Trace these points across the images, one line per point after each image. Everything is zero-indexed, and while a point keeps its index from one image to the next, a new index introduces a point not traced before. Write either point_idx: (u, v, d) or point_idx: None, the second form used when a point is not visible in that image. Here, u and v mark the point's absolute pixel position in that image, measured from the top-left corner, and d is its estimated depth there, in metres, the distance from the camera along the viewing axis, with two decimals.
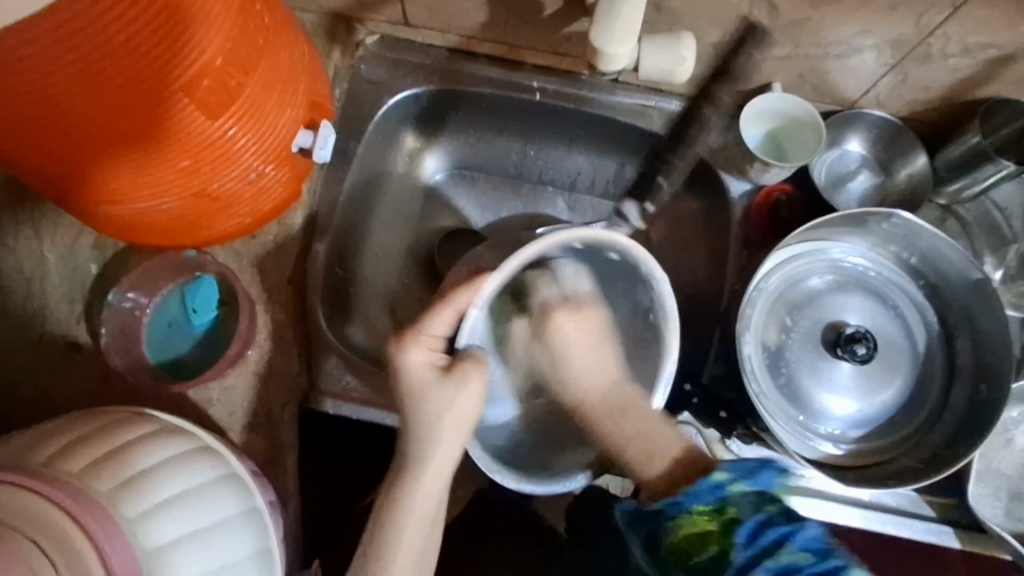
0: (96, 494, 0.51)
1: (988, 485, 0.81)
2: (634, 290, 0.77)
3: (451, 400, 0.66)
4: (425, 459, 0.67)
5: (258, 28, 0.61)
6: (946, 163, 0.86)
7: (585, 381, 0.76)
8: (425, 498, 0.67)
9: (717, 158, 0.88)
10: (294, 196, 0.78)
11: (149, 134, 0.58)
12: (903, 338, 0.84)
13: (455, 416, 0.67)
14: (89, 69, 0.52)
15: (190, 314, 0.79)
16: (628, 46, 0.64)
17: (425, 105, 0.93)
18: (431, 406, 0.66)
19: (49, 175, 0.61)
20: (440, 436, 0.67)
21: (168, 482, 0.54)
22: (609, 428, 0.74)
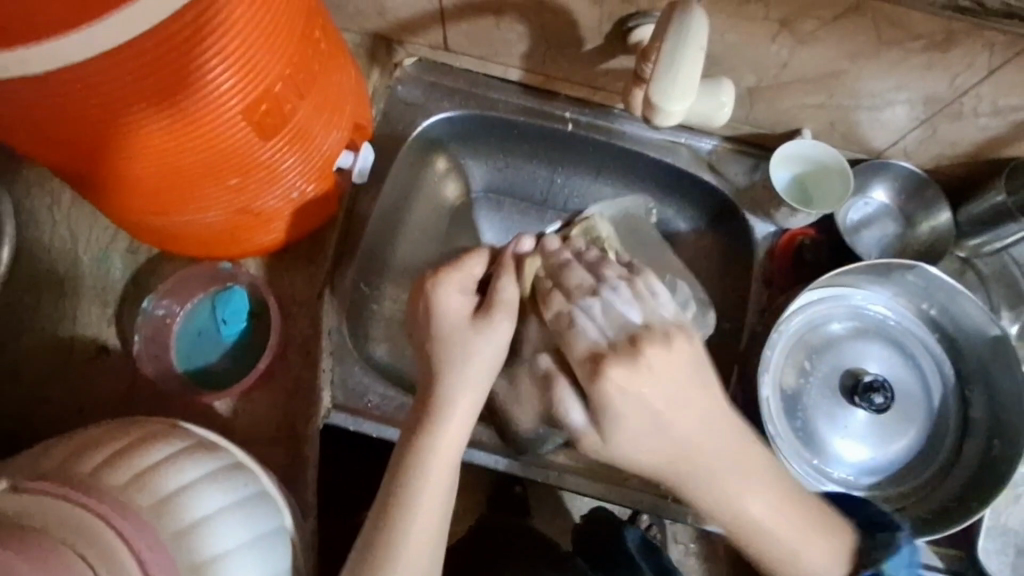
0: (139, 509, 0.52)
1: (1000, 541, 0.81)
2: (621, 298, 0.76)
3: (481, 334, 0.67)
4: (455, 401, 0.66)
5: (317, 55, 0.63)
6: (969, 218, 0.88)
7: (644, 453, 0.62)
8: (442, 458, 0.65)
9: (743, 198, 0.90)
10: (327, 214, 0.79)
11: (204, 155, 0.60)
12: (920, 388, 0.84)
13: (472, 361, 0.66)
14: (157, 94, 0.54)
15: (220, 325, 0.78)
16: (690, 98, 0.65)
17: (458, 128, 0.95)
18: (468, 343, 0.67)
19: (104, 192, 0.63)
20: (467, 365, 0.66)
21: (209, 497, 0.55)
22: (718, 484, 0.63)
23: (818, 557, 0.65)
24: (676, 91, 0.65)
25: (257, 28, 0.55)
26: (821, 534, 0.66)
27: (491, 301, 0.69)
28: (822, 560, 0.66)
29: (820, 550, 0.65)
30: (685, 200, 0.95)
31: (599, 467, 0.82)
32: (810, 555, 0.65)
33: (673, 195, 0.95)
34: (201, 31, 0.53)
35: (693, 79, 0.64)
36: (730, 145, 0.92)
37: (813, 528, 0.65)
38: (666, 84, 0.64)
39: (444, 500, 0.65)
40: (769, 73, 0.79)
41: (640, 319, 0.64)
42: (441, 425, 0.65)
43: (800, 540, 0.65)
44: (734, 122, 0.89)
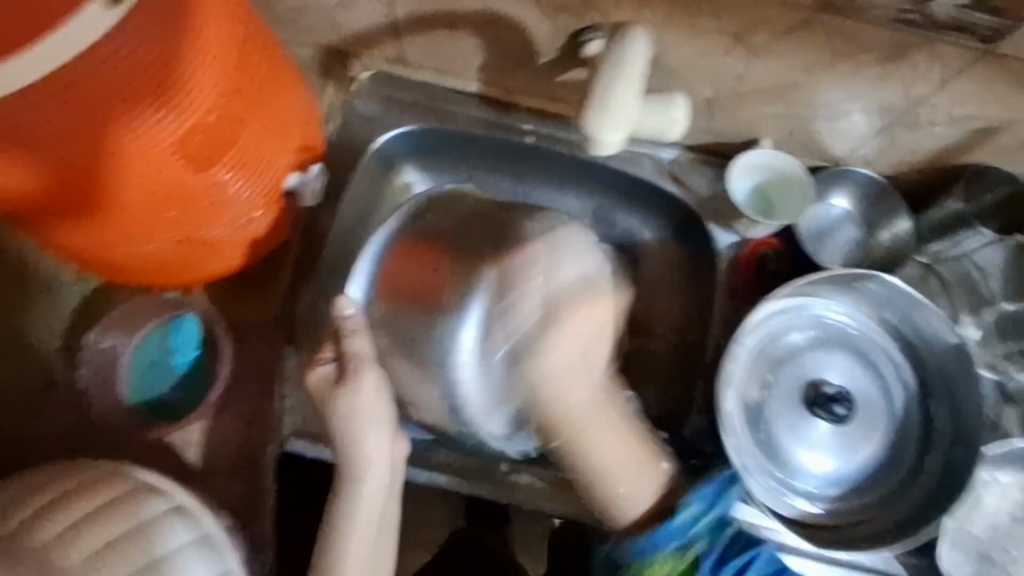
0: (63, 565, 0.55)
1: (962, 549, 0.80)
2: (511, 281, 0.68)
3: (356, 408, 0.65)
4: (364, 465, 0.67)
5: (259, 82, 0.63)
6: (930, 225, 0.89)
7: (567, 392, 0.69)
8: (369, 505, 0.67)
9: (705, 208, 0.89)
10: (280, 240, 0.78)
11: (141, 187, 0.60)
12: (883, 397, 0.84)
13: (365, 428, 0.66)
14: (97, 129, 0.56)
15: (171, 354, 0.76)
16: (630, 107, 0.66)
17: (415, 142, 0.93)
18: (361, 408, 0.65)
19: (53, 230, 0.63)
20: (360, 434, 0.66)
21: (141, 551, 0.57)
22: (600, 443, 0.73)
23: (636, 488, 0.76)
24: (619, 97, 0.65)
25: (189, 59, 0.57)
26: (626, 453, 0.75)
27: (353, 369, 0.65)
28: (635, 479, 0.76)
29: (634, 485, 0.76)
30: (649, 210, 0.94)
31: (566, 484, 0.81)
32: (628, 484, 0.76)
33: (636, 205, 0.94)
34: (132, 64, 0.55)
35: (632, 87, 0.65)
36: (694, 155, 0.91)
37: (631, 460, 0.76)
38: (604, 117, 0.66)
39: (373, 542, 0.69)
40: (726, 85, 0.78)
41: (552, 307, 0.67)
42: (353, 486, 0.66)
43: (620, 465, 0.75)
44: (695, 132, 0.89)
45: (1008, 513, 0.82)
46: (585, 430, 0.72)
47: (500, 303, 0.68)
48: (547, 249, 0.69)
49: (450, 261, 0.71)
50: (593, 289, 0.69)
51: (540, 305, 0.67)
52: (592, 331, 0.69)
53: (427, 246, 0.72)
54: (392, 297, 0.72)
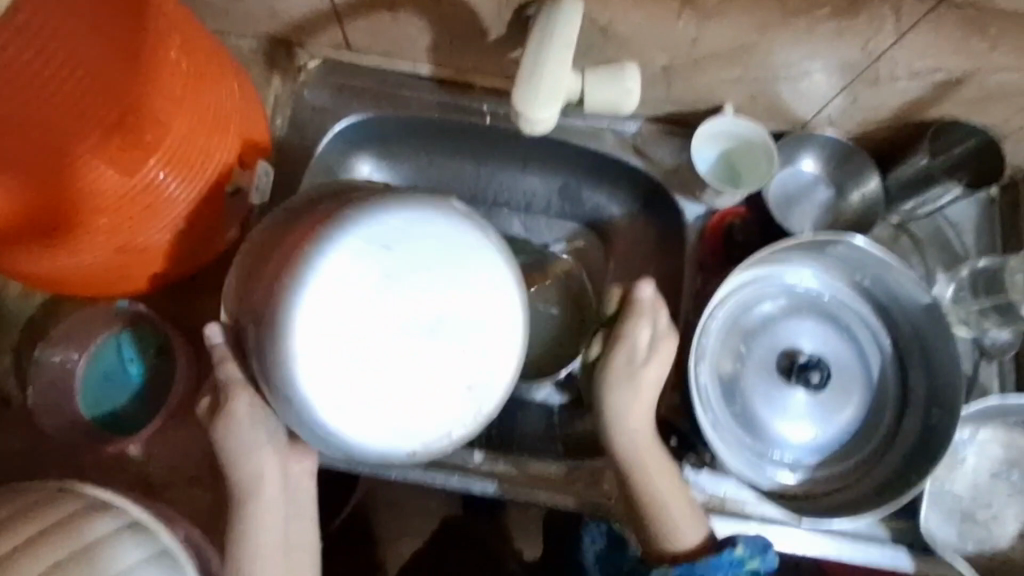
0: None
1: (944, 511, 0.81)
2: (359, 266, 0.59)
3: (241, 429, 0.65)
4: (256, 486, 0.66)
5: (186, 81, 0.62)
6: (898, 182, 0.86)
7: (633, 414, 0.73)
8: (269, 528, 0.66)
9: (671, 180, 0.87)
10: (230, 238, 0.75)
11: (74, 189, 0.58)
12: (858, 363, 0.83)
13: (252, 451, 0.66)
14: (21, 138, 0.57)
15: (127, 364, 0.74)
16: (563, 74, 0.64)
17: (369, 130, 0.90)
18: (242, 432, 0.65)
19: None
20: (246, 456, 0.66)
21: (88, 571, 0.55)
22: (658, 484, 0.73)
23: (686, 525, 0.73)
24: (550, 64, 0.63)
25: (107, 65, 0.58)
26: (672, 486, 0.73)
27: (226, 395, 0.65)
28: (687, 515, 0.73)
29: (685, 518, 0.73)
30: (615, 186, 0.92)
31: (544, 473, 0.80)
32: (679, 520, 0.73)
33: (601, 181, 0.92)
34: (54, 75, 0.57)
35: (564, 48, 0.63)
36: (654, 127, 0.89)
37: (681, 498, 0.73)
38: (531, 94, 0.63)
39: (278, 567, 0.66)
40: (681, 51, 0.75)
41: (406, 291, 0.60)
42: (246, 509, 0.66)
43: (668, 496, 0.73)
44: (655, 102, 0.86)
45: (989, 471, 0.82)
46: (632, 404, 0.73)
47: (349, 291, 0.59)
48: (381, 213, 0.60)
49: (291, 249, 0.59)
50: (442, 240, 0.61)
51: (388, 280, 0.59)
52: (449, 284, 0.61)
53: (291, 232, 0.61)
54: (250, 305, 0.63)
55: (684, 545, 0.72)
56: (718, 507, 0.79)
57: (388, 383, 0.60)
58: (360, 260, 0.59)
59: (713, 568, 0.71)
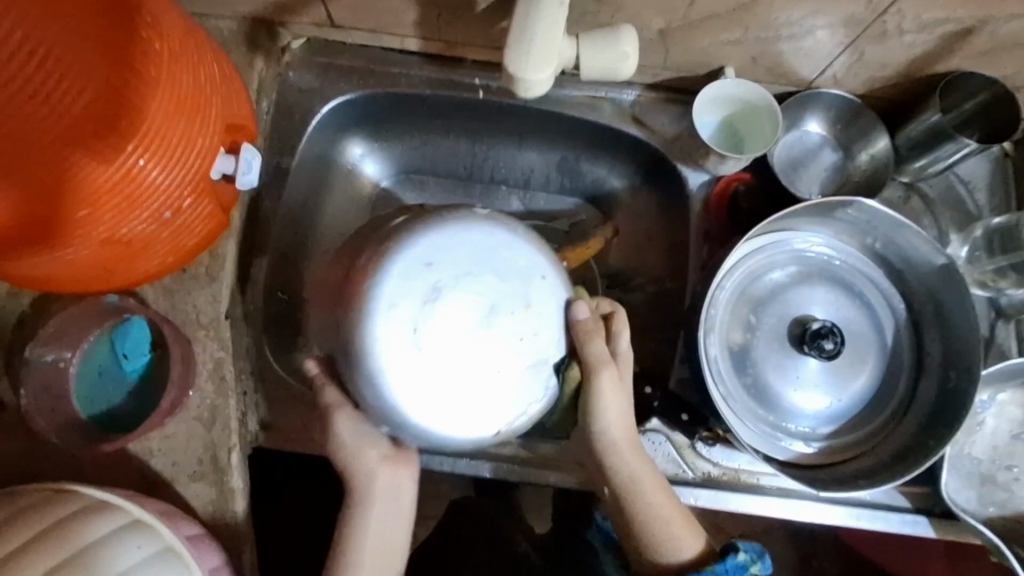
0: None
1: (963, 473, 0.79)
2: (429, 276, 0.60)
3: (354, 437, 0.66)
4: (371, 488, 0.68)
5: (174, 67, 0.60)
6: (908, 141, 0.83)
7: (615, 423, 0.70)
8: (379, 525, 0.69)
9: (672, 149, 0.84)
10: (220, 228, 0.72)
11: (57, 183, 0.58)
12: (870, 328, 0.81)
13: (366, 456, 0.67)
14: (23, 125, 0.58)
15: (121, 361, 0.72)
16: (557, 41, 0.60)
17: (360, 110, 0.87)
18: (346, 445, 0.66)
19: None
20: (361, 461, 0.67)
21: None
22: (653, 496, 0.71)
23: (683, 538, 0.71)
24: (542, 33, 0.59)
25: (83, 55, 0.59)
26: (665, 500, 0.71)
27: (331, 407, 0.66)
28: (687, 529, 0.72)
29: (679, 530, 0.71)
30: (615, 157, 0.90)
31: (551, 453, 0.78)
32: (675, 534, 0.71)
33: (600, 153, 0.90)
34: (39, 72, 0.58)
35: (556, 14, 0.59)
36: (654, 94, 0.86)
37: (678, 516, 0.72)
38: (522, 53, 0.60)
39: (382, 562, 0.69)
40: (678, 14, 0.72)
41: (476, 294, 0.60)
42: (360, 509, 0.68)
43: (663, 509, 0.71)
44: (653, 68, 0.83)
45: (1008, 433, 0.80)
46: (611, 414, 0.69)
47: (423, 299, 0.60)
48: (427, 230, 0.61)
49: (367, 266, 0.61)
50: (487, 240, 0.62)
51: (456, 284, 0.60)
52: (501, 277, 0.61)
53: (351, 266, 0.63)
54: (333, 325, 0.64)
55: (687, 556, 0.71)
56: (733, 480, 0.77)
57: (460, 378, 0.59)
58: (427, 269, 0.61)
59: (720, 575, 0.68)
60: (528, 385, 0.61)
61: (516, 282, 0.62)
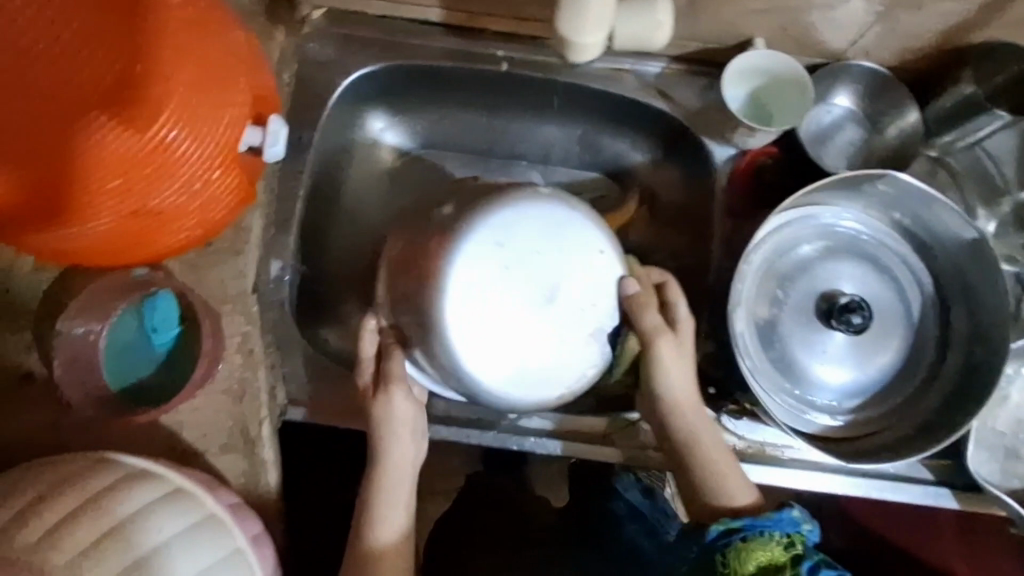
0: (53, 567, 0.51)
1: (988, 448, 0.79)
2: (490, 254, 0.62)
3: (393, 395, 0.67)
4: (397, 447, 0.69)
5: (194, 36, 0.60)
6: (937, 115, 0.84)
7: (674, 384, 0.70)
8: (400, 487, 0.69)
9: (697, 122, 0.83)
10: (245, 202, 0.71)
11: (83, 157, 0.57)
12: (897, 302, 0.81)
13: (401, 415, 0.68)
14: (43, 94, 0.55)
15: (149, 335, 0.72)
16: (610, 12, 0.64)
17: (381, 82, 0.86)
18: (386, 406, 0.68)
19: (12, 228, 0.60)
20: (395, 419, 0.68)
21: (129, 545, 0.53)
22: (709, 450, 0.70)
23: (738, 486, 0.69)
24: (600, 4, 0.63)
25: (106, 26, 0.56)
26: (722, 454, 0.70)
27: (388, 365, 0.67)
28: (737, 476, 0.70)
29: (733, 477, 0.69)
30: (637, 131, 0.89)
31: (584, 427, 0.78)
32: (728, 483, 0.69)
33: (623, 127, 0.89)
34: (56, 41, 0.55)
35: None
36: (680, 66, 0.84)
37: (731, 463, 0.70)
38: (578, 23, 0.64)
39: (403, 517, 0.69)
40: None
41: (537, 268, 0.62)
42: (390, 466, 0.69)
43: (721, 458, 0.70)
44: (680, 39, 0.82)
45: None
46: (674, 375, 0.70)
47: (485, 275, 0.62)
48: (491, 211, 0.62)
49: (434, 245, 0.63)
50: (545, 218, 0.63)
51: (517, 260, 0.62)
52: (559, 253, 0.63)
53: (420, 245, 0.64)
54: (399, 289, 0.66)
55: (739, 504, 0.68)
56: (758, 454, 0.77)
57: (524, 349, 0.62)
58: (489, 246, 0.62)
59: (773, 522, 0.62)
60: (584, 352, 0.63)
61: (575, 256, 0.63)
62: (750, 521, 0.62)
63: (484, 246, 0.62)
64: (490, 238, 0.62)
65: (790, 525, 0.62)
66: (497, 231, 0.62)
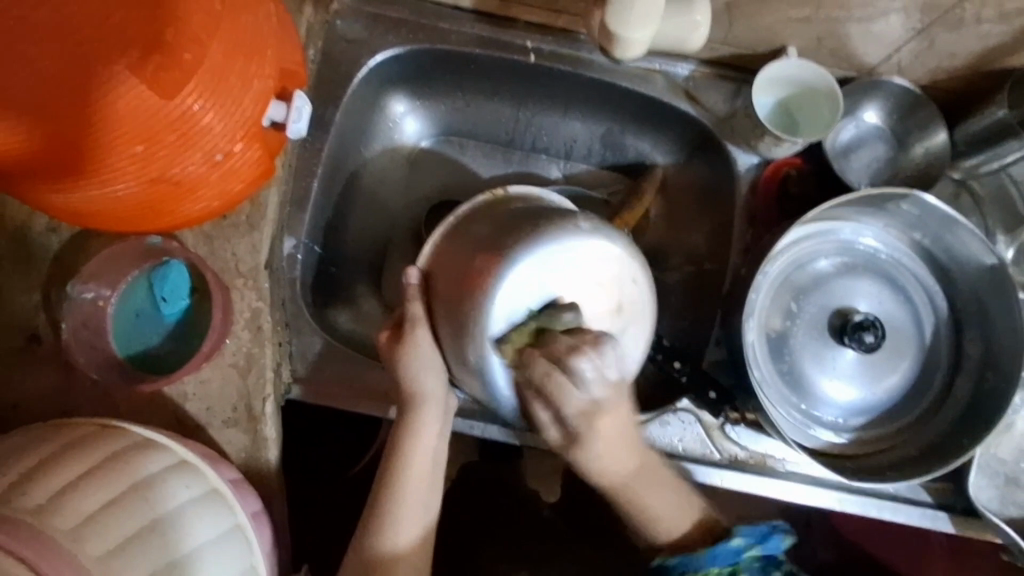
0: (53, 532, 0.49)
1: (988, 475, 0.78)
2: (539, 287, 0.62)
3: (423, 362, 0.66)
4: (424, 410, 0.68)
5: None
6: (967, 136, 0.82)
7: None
8: (421, 460, 0.69)
9: (723, 128, 0.83)
10: (264, 178, 0.71)
11: (105, 120, 0.56)
12: (911, 324, 0.80)
13: (430, 385, 0.68)
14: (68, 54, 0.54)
15: (159, 304, 0.71)
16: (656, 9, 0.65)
17: (406, 65, 0.85)
18: (412, 373, 0.66)
19: (26, 182, 0.60)
20: (426, 386, 0.67)
21: (135, 512, 0.53)
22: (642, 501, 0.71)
23: (681, 523, 0.71)
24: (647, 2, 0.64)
25: None
26: (672, 493, 0.71)
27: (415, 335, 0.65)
28: (686, 507, 0.72)
29: (668, 522, 0.71)
30: (662, 133, 0.88)
31: None
32: (669, 522, 0.71)
33: (648, 128, 0.88)
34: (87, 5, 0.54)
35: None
36: (708, 69, 0.83)
37: (680, 501, 0.72)
38: (623, 14, 0.65)
39: (426, 484, 0.69)
40: None
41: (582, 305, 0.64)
42: (414, 433, 0.68)
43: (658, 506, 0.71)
44: (713, 43, 0.81)
45: None
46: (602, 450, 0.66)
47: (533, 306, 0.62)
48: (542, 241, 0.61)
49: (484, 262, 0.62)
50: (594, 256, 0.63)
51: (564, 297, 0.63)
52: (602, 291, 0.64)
53: (464, 265, 0.63)
54: (438, 280, 0.65)
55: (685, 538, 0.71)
56: (759, 465, 0.77)
57: None
58: (540, 280, 0.62)
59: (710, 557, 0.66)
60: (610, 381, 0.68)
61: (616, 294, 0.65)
62: (689, 556, 0.67)
63: (536, 279, 0.62)
64: (542, 271, 0.62)
65: (731, 557, 0.66)
66: (548, 264, 0.62)
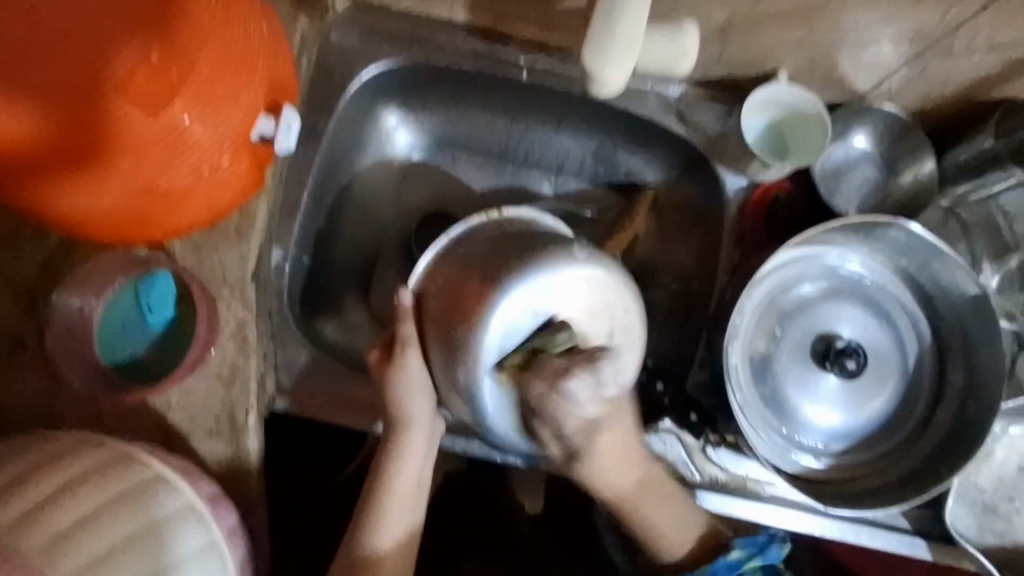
0: (26, 547, 0.51)
1: (966, 502, 0.80)
2: (529, 311, 0.63)
3: (409, 385, 0.67)
4: (411, 431, 0.68)
5: (213, 14, 0.59)
6: (955, 164, 0.82)
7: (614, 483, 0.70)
8: (406, 479, 0.69)
9: (714, 148, 0.82)
10: (254, 187, 0.71)
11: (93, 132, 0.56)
12: (895, 350, 0.81)
13: (415, 409, 0.68)
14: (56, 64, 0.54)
15: (145, 313, 0.71)
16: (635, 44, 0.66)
17: (399, 77, 0.85)
18: (400, 394, 0.67)
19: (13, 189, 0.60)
20: (411, 408, 0.67)
21: (111, 527, 0.54)
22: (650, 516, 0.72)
23: (680, 542, 0.74)
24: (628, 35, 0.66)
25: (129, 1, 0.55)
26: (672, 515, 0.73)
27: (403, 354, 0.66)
28: (678, 531, 0.74)
29: (675, 534, 0.73)
30: (652, 152, 0.88)
31: None
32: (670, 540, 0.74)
33: (638, 146, 0.88)
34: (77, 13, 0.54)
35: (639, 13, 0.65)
36: (700, 90, 0.83)
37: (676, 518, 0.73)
38: (604, 49, 0.66)
39: (410, 499, 0.70)
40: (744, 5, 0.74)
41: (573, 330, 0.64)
42: (400, 451, 0.68)
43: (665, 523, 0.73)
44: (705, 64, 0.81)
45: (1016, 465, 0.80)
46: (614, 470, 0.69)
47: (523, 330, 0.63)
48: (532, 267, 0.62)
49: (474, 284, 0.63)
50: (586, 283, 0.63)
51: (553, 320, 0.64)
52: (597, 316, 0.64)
53: (456, 285, 0.64)
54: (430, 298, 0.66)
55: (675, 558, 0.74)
56: (739, 488, 0.77)
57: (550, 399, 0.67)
58: (531, 305, 0.63)
59: None
60: None
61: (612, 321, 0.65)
62: None
63: (526, 304, 0.62)
64: (533, 296, 0.62)
65: None
66: (539, 291, 0.62)
